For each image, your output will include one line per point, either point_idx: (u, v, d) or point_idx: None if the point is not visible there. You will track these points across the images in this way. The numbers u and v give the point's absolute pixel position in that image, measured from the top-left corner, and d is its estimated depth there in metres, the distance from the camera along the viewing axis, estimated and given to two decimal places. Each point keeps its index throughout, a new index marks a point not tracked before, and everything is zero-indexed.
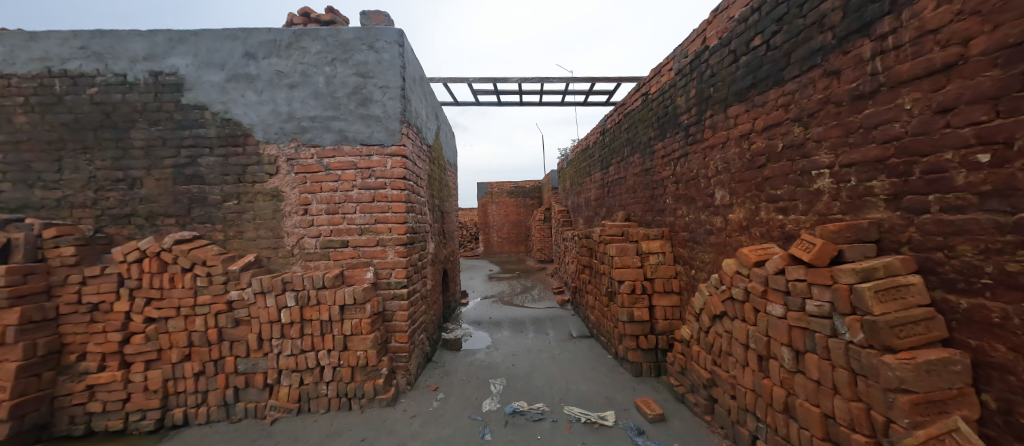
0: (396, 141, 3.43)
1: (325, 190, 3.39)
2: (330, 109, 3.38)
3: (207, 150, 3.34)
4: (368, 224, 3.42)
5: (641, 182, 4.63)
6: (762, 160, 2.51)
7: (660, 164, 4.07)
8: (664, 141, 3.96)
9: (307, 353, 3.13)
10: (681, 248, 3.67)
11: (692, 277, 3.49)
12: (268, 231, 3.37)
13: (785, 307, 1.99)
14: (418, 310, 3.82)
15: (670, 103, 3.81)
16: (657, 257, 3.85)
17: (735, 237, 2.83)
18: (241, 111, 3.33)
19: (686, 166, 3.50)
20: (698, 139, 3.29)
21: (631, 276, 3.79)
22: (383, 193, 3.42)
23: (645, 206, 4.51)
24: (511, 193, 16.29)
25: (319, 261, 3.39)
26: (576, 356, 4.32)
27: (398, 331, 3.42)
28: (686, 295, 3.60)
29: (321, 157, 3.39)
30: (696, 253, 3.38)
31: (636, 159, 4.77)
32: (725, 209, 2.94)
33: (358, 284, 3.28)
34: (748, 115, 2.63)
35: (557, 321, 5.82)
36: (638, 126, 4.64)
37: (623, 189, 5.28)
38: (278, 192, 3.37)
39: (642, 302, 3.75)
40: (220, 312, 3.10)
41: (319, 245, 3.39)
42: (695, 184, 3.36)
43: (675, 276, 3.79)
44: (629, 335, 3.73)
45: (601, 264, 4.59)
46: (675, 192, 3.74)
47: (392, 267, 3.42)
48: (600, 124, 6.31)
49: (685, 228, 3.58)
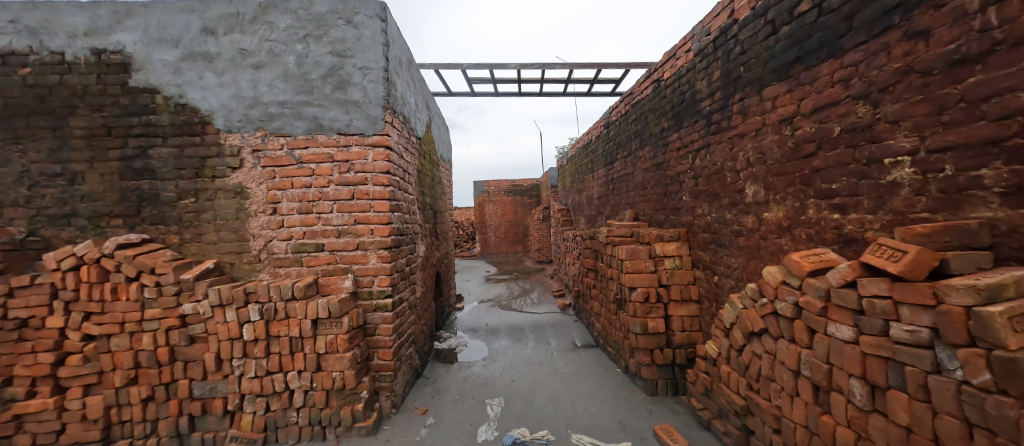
0: (378, 130, 2.99)
1: (297, 186, 2.96)
2: (301, 93, 2.93)
3: (159, 140, 2.89)
4: (347, 225, 2.98)
5: (651, 177, 4.23)
6: (810, 148, 2.10)
7: (675, 158, 3.67)
8: (679, 131, 3.56)
9: (274, 375, 2.70)
10: (700, 251, 3.26)
11: (714, 285, 3.08)
12: (230, 233, 2.93)
13: (856, 330, 1.59)
14: (405, 322, 3.39)
15: (687, 88, 3.40)
16: (673, 262, 3.44)
17: (771, 240, 2.43)
18: (198, 95, 2.88)
19: (708, 159, 3.09)
20: (723, 128, 2.89)
21: (644, 283, 3.38)
22: (364, 190, 2.98)
23: (657, 205, 4.10)
24: (508, 192, 15.86)
25: (290, 268, 2.96)
26: (582, 371, 3.91)
27: (381, 347, 3.00)
28: (708, 304, 3.19)
29: (292, 148, 2.95)
30: (720, 257, 2.97)
31: (645, 153, 4.36)
32: (758, 207, 2.53)
33: (334, 294, 2.85)
34: (791, 95, 2.22)
35: (559, 328, 5.41)
36: (649, 116, 4.23)
37: (630, 186, 4.87)
38: (242, 188, 2.93)
39: (656, 312, 3.35)
40: (172, 328, 2.66)
41: (291, 249, 2.96)
42: (719, 179, 2.95)
43: (693, 283, 3.38)
44: (643, 349, 3.32)
45: (608, 268, 4.18)
46: (694, 188, 3.32)
47: (374, 274, 3.00)
48: (604, 117, 5.89)
49: (705, 228, 3.18)
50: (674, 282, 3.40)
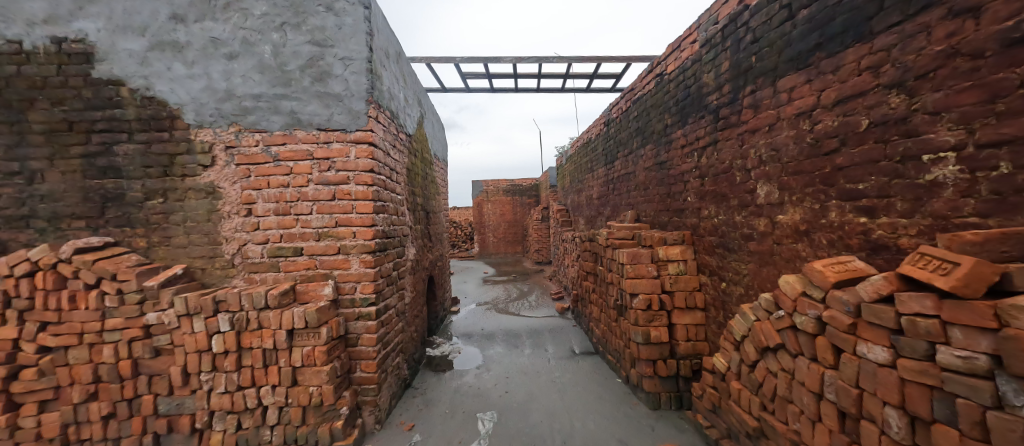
0: (361, 125, 2.78)
1: (273, 186, 2.75)
2: (278, 85, 2.72)
3: (125, 136, 2.69)
4: (327, 228, 2.77)
5: (654, 177, 4.02)
6: (833, 143, 1.89)
7: (679, 156, 3.45)
8: (684, 128, 3.35)
9: (246, 390, 2.50)
10: (707, 255, 3.05)
11: (722, 292, 2.87)
12: (201, 236, 2.72)
13: (893, 352, 1.38)
14: (392, 330, 3.18)
15: (693, 81, 3.19)
16: (677, 266, 3.22)
17: (786, 245, 2.22)
18: (167, 87, 2.67)
19: (715, 157, 2.88)
20: (732, 123, 2.68)
21: (646, 290, 3.17)
22: (345, 190, 2.77)
23: (659, 206, 3.89)
24: (507, 192, 15.65)
25: (265, 273, 2.75)
26: (580, 381, 3.70)
27: (364, 358, 2.79)
28: (715, 312, 2.99)
29: (269, 144, 2.74)
30: (729, 263, 2.76)
31: (647, 151, 4.16)
32: (772, 208, 2.32)
33: (313, 303, 2.64)
34: (811, 86, 2.01)
35: (556, 333, 5.20)
36: (651, 113, 4.02)
37: (632, 186, 4.66)
38: (214, 188, 2.72)
39: (659, 321, 3.15)
40: (135, 339, 2.46)
41: (267, 254, 2.75)
42: (728, 178, 2.75)
43: (699, 290, 3.17)
44: (645, 360, 3.11)
45: (608, 272, 3.97)
46: (700, 188, 3.12)
47: (357, 281, 2.79)
48: (604, 114, 5.68)
49: (712, 231, 2.97)
50: (678, 288, 3.19)
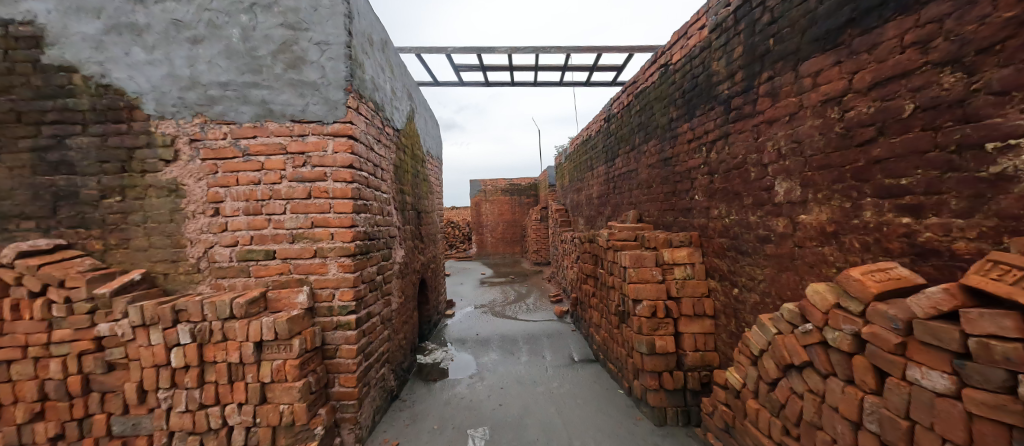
0: (339, 116, 2.54)
1: (243, 182, 2.50)
2: (247, 73, 2.47)
3: (79, 128, 2.44)
4: (302, 229, 2.53)
5: (658, 174, 3.78)
6: (869, 133, 1.65)
7: (685, 152, 3.21)
8: (690, 122, 3.12)
9: (209, 409, 2.25)
10: (717, 259, 2.81)
11: (735, 299, 2.63)
12: (163, 238, 2.47)
13: (956, 379, 1.14)
14: (376, 339, 2.94)
15: (701, 70, 2.95)
16: (683, 270, 2.98)
17: (810, 248, 1.98)
18: (125, 74, 2.43)
19: (727, 152, 2.64)
20: (745, 114, 2.44)
21: (650, 296, 2.94)
22: (322, 187, 2.52)
23: (664, 206, 3.66)
24: (506, 192, 15.41)
25: (234, 279, 2.51)
26: (580, 392, 3.45)
27: (343, 372, 2.55)
28: (726, 321, 2.75)
29: (237, 137, 2.50)
30: (743, 267, 2.52)
31: (650, 147, 3.92)
32: (794, 207, 2.08)
33: (285, 312, 2.39)
34: (840, 69, 1.78)
35: (555, 339, 4.95)
36: (655, 106, 3.78)
37: (634, 185, 4.43)
38: (178, 185, 2.47)
39: (665, 329, 2.90)
40: (85, 353, 2.21)
41: (236, 257, 2.51)
42: (741, 174, 2.51)
43: (708, 296, 2.93)
44: (649, 372, 2.87)
45: (609, 276, 3.73)
46: (709, 186, 2.88)
47: (335, 287, 2.54)
48: (605, 110, 5.45)
49: (722, 233, 2.73)
50: (685, 294, 2.94)
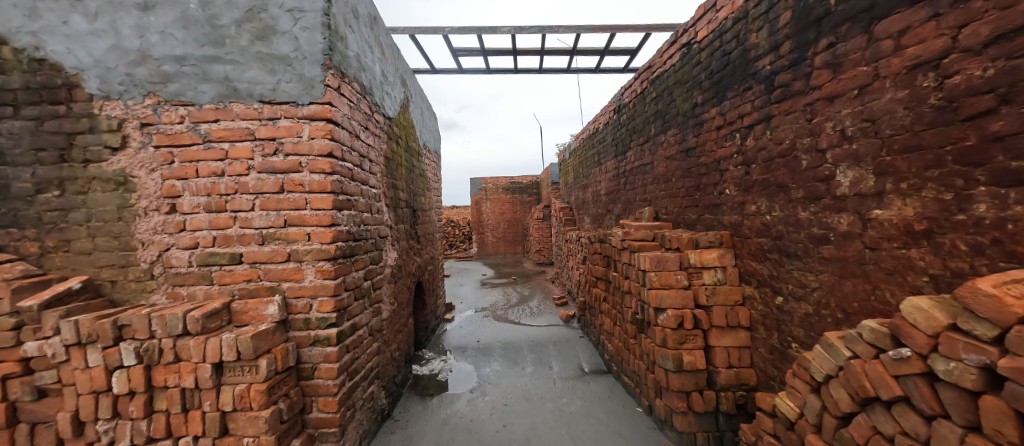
0: (316, 96, 2.16)
1: (203, 174, 2.13)
2: (207, 45, 2.10)
3: (8, 110, 2.07)
4: (273, 229, 2.16)
5: (678, 167, 3.41)
6: (985, 102, 1.29)
7: (714, 140, 2.84)
8: (720, 106, 2.75)
9: (159, 443, 1.89)
10: (754, 262, 2.44)
11: (778, 309, 2.26)
12: (110, 240, 2.11)
13: None
14: (362, 354, 2.56)
15: (734, 45, 2.58)
16: (713, 275, 2.61)
17: (890, 251, 1.61)
18: (62, 47, 2.06)
19: (769, 138, 2.27)
20: (795, 92, 2.07)
21: (674, 304, 2.58)
22: (296, 179, 2.15)
23: (686, 202, 3.28)
24: (507, 190, 15.04)
25: (194, 287, 2.14)
26: (592, 410, 3.08)
27: (322, 395, 2.18)
28: (766, 334, 2.37)
29: (197, 121, 2.13)
30: (791, 273, 2.15)
31: (669, 137, 3.55)
32: (864, 201, 1.71)
33: (251, 326, 2.02)
34: (938, 24, 1.40)
35: (562, 347, 4.58)
36: (675, 91, 3.40)
37: (649, 179, 4.05)
38: (127, 177, 2.11)
39: (694, 342, 2.53)
40: (10, 377, 1.85)
41: (195, 262, 2.14)
42: (788, 163, 2.13)
43: (743, 304, 2.54)
44: (676, 391, 2.50)
45: (625, 280, 3.36)
46: (744, 178, 2.51)
47: (311, 296, 2.17)
48: (615, 100, 5.07)
49: (762, 232, 2.36)
50: (717, 302, 2.56)
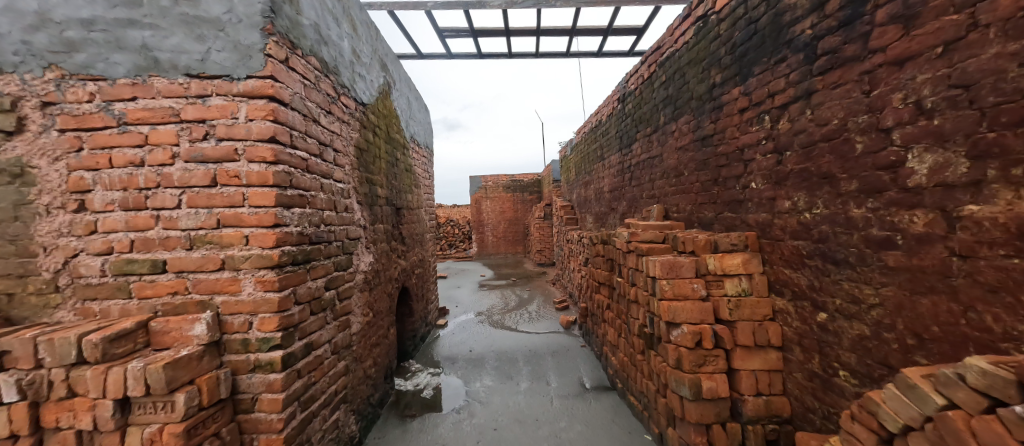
0: (255, 68, 1.77)
1: (118, 164, 1.76)
2: (121, 5, 1.72)
3: None
4: (203, 230, 1.77)
5: (691, 158, 2.99)
6: None
7: (736, 125, 2.43)
8: (745, 85, 2.33)
9: None
10: (788, 269, 2.03)
11: (820, 328, 1.85)
12: (4, 244, 1.73)
13: None
14: (323, 377, 2.17)
15: (764, 9, 2.15)
16: (737, 284, 2.20)
17: (992, 259, 1.20)
18: None
19: (809, 119, 1.86)
20: (848, 58, 1.65)
21: (689, 317, 2.20)
22: (231, 170, 1.76)
23: (701, 198, 2.87)
24: (507, 188, 14.65)
25: (108, 301, 1.76)
26: (594, 437, 2.69)
27: (264, 432, 1.79)
28: (804, 357, 1.96)
29: (109, 100, 1.75)
30: (838, 284, 1.74)
31: (681, 124, 3.13)
32: (951, 193, 1.30)
33: (171, 351, 1.64)
34: None
35: (561, 358, 4.17)
36: (689, 71, 2.98)
37: (657, 174, 3.63)
38: (24, 168, 1.73)
39: (714, 365, 2.12)
40: None
41: (110, 271, 1.77)
42: (835, 148, 1.72)
43: (773, 319, 2.13)
44: (694, 424, 2.09)
45: (632, 287, 2.94)
46: (776, 169, 2.09)
47: (251, 312, 1.78)
48: (619, 88, 4.66)
49: (799, 233, 1.95)
50: (742, 317, 2.15)
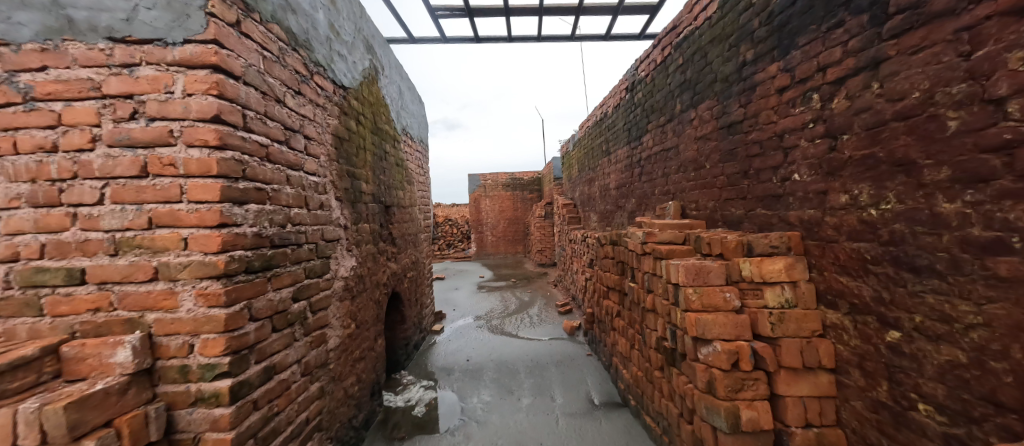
0: (193, 31, 1.42)
1: (25, 150, 1.41)
2: None
3: None
4: (131, 232, 1.43)
5: (714, 148, 2.66)
6: None
7: (774, 108, 2.09)
8: (785, 59, 1.99)
9: None
10: (845, 277, 1.69)
11: (891, 350, 1.52)
12: None
13: None
14: (290, 405, 1.83)
15: None
16: (778, 294, 1.87)
17: None
18: None
19: (877, 93, 1.52)
20: (937, 13, 1.30)
21: (722, 332, 1.87)
22: (165, 157, 1.42)
23: (728, 194, 2.53)
24: (507, 187, 14.31)
25: (14, 320, 1.42)
26: None
27: None
28: (866, 383, 1.63)
29: (13, 70, 1.40)
30: (918, 297, 1.40)
31: (702, 111, 2.79)
32: None
33: (84, 384, 1.30)
34: None
35: (566, 369, 3.83)
36: (713, 50, 2.64)
37: (673, 167, 3.29)
38: None
39: (754, 390, 1.79)
40: None
41: (16, 282, 1.42)
42: (916, 128, 1.39)
43: (824, 336, 1.79)
44: None
45: (649, 294, 2.61)
46: (828, 157, 1.76)
47: (191, 332, 1.44)
48: (628, 76, 4.31)
49: (860, 234, 1.61)
50: (786, 333, 1.81)
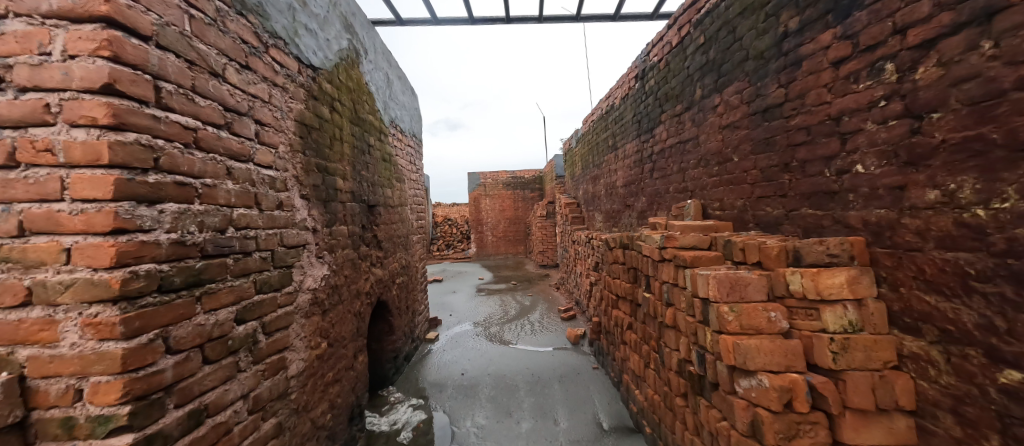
0: None
1: None
2: None
3: None
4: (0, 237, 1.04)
5: (745, 138, 2.29)
6: None
7: (828, 85, 1.72)
8: (844, 24, 1.62)
9: None
10: (933, 295, 1.32)
11: (1008, 395, 1.15)
12: None
13: None
14: None
15: None
16: (841, 314, 1.49)
17: None
18: None
19: (989, 54, 1.15)
20: None
21: (768, 362, 1.50)
22: (40, 141, 1.05)
23: (762, 191, 2.15)
24: (508, 185, 13.95)
25: None
26: None
27: None
28: (964, 434, 1.26)
29: None
30: None
31: (730, 95, 2.41)
32: None
33: None
34: None
35: (570, 385, 3.47)
36: (745, 22, 2.26)
37: (691, 162, 2.91)
38: None
39: (812, 437, 1.42)
40: None
41: None
42: None
43: (900, 368, 1.42)
44: None
45: (669, 308, 2.25)
46: (908, 142, 1.39)
47: (76, 374, 1.07)
48: (638, 63, 3.93)
49: (959, 240, 1.24)
50: (852, 364, 1.43)
